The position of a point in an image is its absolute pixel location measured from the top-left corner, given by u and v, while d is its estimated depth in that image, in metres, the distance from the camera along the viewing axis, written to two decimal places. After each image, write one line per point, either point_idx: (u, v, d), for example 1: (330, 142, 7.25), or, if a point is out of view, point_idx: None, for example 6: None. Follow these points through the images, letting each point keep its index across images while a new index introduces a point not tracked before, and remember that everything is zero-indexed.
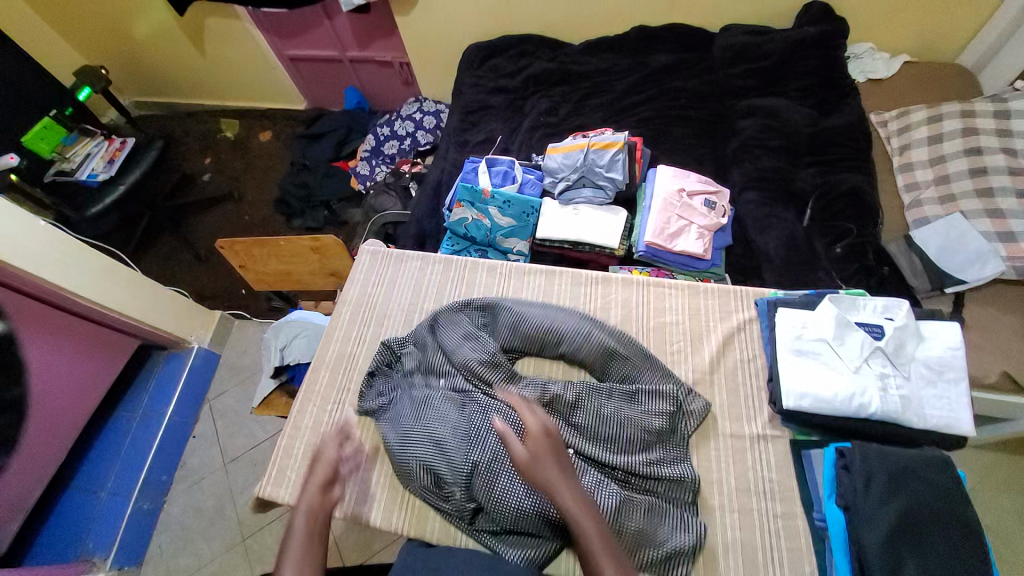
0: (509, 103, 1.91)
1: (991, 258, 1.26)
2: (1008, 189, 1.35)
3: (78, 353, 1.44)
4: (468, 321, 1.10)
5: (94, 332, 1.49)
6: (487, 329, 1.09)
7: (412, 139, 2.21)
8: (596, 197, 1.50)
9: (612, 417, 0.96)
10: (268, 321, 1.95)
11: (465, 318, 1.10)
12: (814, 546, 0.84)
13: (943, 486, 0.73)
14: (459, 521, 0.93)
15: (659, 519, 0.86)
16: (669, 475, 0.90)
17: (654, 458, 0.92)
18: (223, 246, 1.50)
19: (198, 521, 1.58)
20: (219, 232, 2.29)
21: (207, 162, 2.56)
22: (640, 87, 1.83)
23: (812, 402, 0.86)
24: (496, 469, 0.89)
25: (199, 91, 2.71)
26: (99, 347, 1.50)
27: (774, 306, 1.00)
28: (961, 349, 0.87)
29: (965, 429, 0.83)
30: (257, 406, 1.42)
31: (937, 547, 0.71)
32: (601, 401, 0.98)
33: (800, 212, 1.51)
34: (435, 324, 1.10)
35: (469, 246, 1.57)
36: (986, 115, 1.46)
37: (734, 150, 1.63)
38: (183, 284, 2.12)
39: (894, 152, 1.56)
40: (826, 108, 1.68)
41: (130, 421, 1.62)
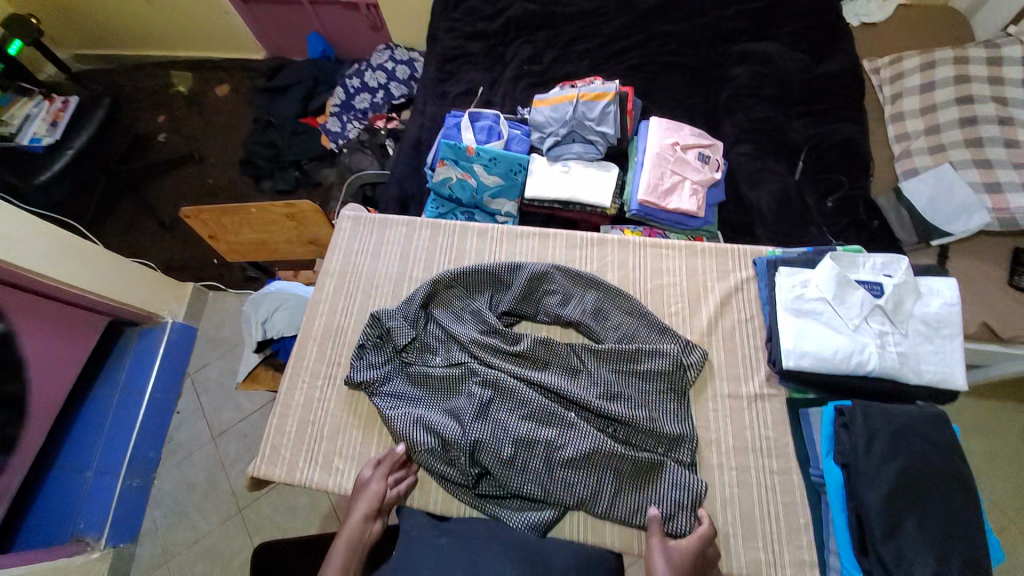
0: (489, 50, 1.77)
1: (976, 210, 1.26)
2: (997, 140, 1.34)
3: (44, 333, 1.34)
4: (463, 291, 1.08)
5: (59, 311, 1.38)
6: (482, 296, 1.07)
7: (385, 92, 2.05)
8: (586, 153, 1.42)
9: (611, 380, 0.96)
10: (245, 292, 1.86)
11: (459, 288, 1.08)
12: (808, 498, 0.88)
13: (939, 444, 0.77)
14: (461, 492, 0.92)
15: (656, 475, 0.89)
16: (667, 432, 0.91)
17: (652, 415, 0.93)
18: (188, 216, 1.38)
19: (192, 494, 1.56)
20: (182, 197, 2.13)
21: (159, 119, 2.34)
22: (628, 31, 1.71)
23: (812, 360, 0.88)
24: (498, 437, 0.91)
25: (142, 39, 2.43)
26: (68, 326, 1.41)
27: (775, 266, 1.01)
28: (958, 305, 0.89)
29: (958, 383, 0.87)
30: (242, 380, 1.37)
31: (933, 503, 0.74)
32: (602, 359, 0.98)
33: (793, 165, 1.47)
34: (427, 297, 1.07)
35: (454, 209, 1.48)
36: (980, 61, 1.42)
37: (726, 100, 1.56)
38: (149, 255, 1.99)
39: (886, 101, 1.51)
40: (820, 53, 1.61)
41: (109, 399, 1.54)
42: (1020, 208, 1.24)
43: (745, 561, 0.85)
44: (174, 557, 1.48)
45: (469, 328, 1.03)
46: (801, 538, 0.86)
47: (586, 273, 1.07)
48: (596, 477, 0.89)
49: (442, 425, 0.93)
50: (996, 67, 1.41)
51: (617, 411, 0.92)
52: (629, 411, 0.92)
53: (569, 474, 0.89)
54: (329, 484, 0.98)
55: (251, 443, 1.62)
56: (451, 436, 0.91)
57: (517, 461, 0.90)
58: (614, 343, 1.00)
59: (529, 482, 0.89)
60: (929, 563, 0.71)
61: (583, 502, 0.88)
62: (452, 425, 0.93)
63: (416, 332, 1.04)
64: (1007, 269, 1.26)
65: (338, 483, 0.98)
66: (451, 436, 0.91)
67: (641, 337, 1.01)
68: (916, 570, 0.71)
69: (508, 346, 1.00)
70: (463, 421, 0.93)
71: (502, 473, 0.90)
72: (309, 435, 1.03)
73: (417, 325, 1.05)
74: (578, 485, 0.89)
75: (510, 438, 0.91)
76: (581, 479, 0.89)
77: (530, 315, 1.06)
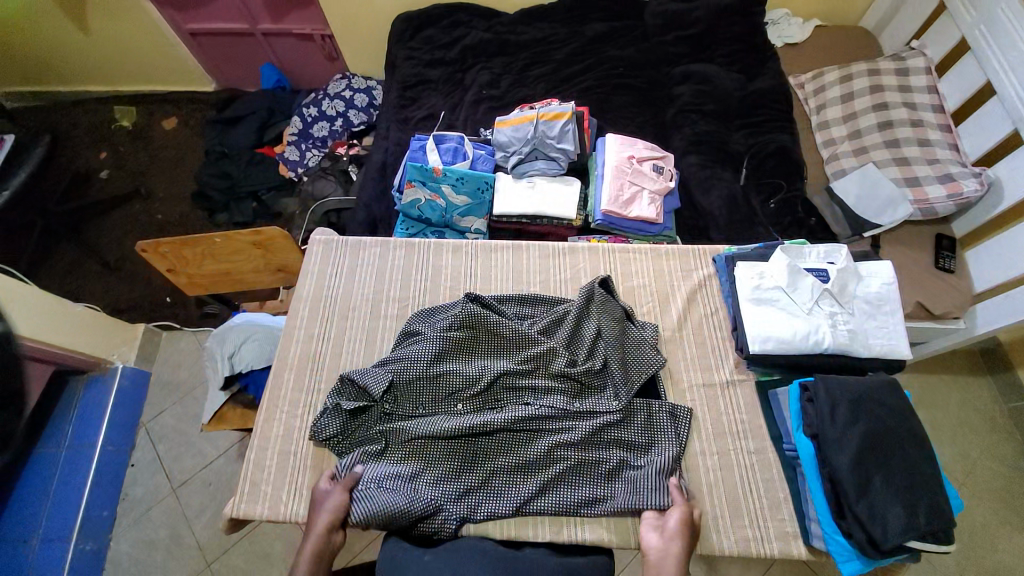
0: (448, 76, 1.83)
1: (901, 202, 1.42)
2: (911, 140, 1.53)
3: None
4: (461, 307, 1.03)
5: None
6: (487, 304, 1.06)
7: (344, 119, 2.06)
8: (549, 169, 1.48)
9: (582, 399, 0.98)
10: (204, 329, 1.77)
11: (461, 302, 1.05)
12: (785, 473, 0.95)
13: (894, 404, 0.86)
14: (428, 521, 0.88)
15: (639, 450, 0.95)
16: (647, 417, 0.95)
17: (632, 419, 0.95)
18: (145, 250, 1.34)
19: (150, 554, 1.43)
20: (130, 235, 2.03)
21: (103, 156, 2.23)
22: (579, 56, 1.83)
23: (775, 344, 0.98)
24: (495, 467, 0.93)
25: (85, 75, 2.35)
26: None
27: (733, 261, 1.11)
28: (894, 283, 1.02)
29: (901, 353, 0.98)
30: (207, 422, 1.26)
31: (898, 460, 0.82)
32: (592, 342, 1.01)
33: (737, 171, 1.60)
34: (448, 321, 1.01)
35: (424, 229, 1.50)
36: (889, 72, 1.63)
37: (673, 116, 1.68)
38: (93, 297, 1.86)
39: (812, 111, 1.70)
40: (752, 72, 1.77)
41: (56, 456, 1.41)
42: (937, 198, 1.41)
43: (735, 540, 0.90)
44: None
45: (432, 328, 1.03)
46: (783, 512, 0.92)
47: (549, 297, 1.10)
48: (569, 484, 0.92)
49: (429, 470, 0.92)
50: (903, 77, 1.62)
51: (601, 414, 0.95)
52: (615, 400, 0.97)
53: (574, 487, 0.92)
54: (249, 511, 0.96)
55: (217, 490, 1.52)
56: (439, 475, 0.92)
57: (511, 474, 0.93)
58: (542, 322, 1.04)
59: (511, 502, 0.90)
60: (900, 516, 0.78)
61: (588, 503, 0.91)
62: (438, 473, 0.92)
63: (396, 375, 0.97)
64: (933, 254, 1.43)
65: (258, 511, 0.95)
66: (442, 479, 0.92)
67: (586, 330, 1.02)
68: (890, 522, 0.78)
69: (466, 387, 0.98)
70: (459, 449, 0.94)
71: (489, 505, 0.90)
72: (290, 466, 1.00)
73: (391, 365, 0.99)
74: (558, 499, 0.91)
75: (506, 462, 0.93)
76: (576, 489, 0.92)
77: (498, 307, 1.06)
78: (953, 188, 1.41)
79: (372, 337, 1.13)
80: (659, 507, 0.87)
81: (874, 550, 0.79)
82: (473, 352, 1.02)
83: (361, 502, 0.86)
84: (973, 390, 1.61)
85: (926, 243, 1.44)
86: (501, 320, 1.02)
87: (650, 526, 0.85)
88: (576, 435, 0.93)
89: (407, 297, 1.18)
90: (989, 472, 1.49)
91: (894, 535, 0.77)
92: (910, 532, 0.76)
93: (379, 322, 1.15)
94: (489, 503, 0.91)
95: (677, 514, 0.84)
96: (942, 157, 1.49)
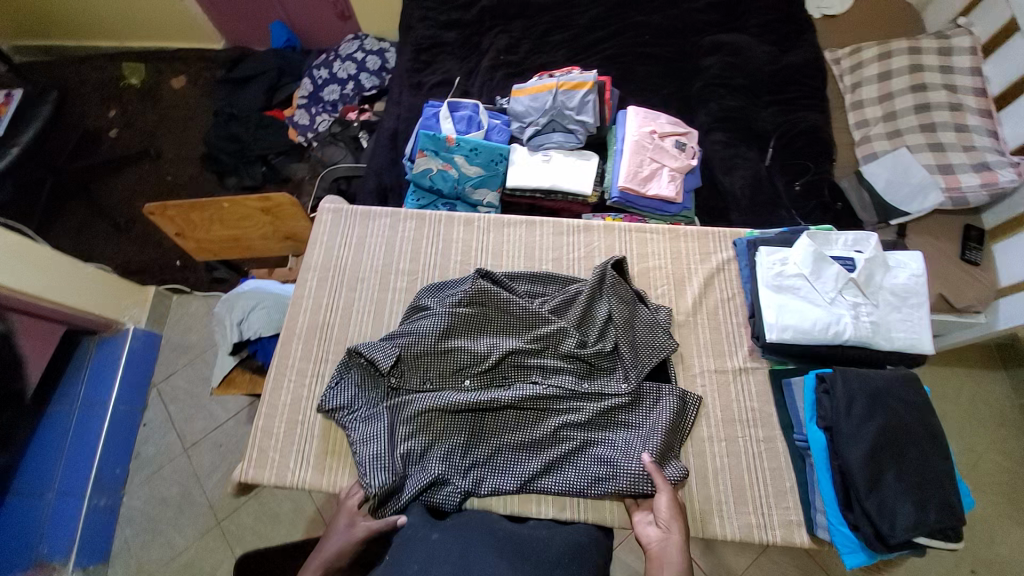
0: (464, 40, 1.75)
1: (931, 190, 1.35)
2: (948, 124, 1.45)
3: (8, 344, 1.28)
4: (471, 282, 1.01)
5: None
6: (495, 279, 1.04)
7: (355, 83, 1.99)
8: (566, 142, 1.42)
9: (594, 382, 0.97)
10: (214, 293, 1.78)
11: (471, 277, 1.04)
12: (793, 463, 0.94)
13: (915, 400, 0.83)
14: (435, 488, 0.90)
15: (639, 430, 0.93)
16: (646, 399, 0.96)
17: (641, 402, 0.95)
18: (153, 212, 1.33)
19: (163, 509, 1.48)
20: (140, 196, 2.01)
21: (112, 115, 2.20)
22: (603, 22, 1.73)
23: (793, 333, 0.95)
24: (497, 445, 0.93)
25: (92, 30, 2.28)
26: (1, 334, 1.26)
27: (755, 246, 1.07)
28: (923, 275, 0.98)
29: (924, 347, 0.95)
30: (217, 385, 1.27)
31: (913, 458, 0.80)
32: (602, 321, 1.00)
33: (763, 152, 1.53)
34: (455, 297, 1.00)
35: (435, 201, 1.45)
36: (931, 51, 1.53)
37: (699, 89, 1.60)
38: (104, 258, 1.87)
39: (846, 89, 1.61)
40: (786, 45, 1.67)
41: (69, 416, 1.44)
42: (970, 187, 1.35)
43: (738, 526, 0.90)
44: None
45: (440, 303, 1.02)
46: (788, 500, 0.92)
47: (564, 275, 1.08)
48: (573, 464, 0.92)
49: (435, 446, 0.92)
50: (946, 56, 1.53)
51: (610, 397, 0.95)
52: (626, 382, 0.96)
53: (577, 468, 0.91)
54: (259, 475, 0.97)
55: (227, 451, 1.56)
56: (445, 454, 0.92)
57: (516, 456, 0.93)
58: (553, 301, 1.02)
59: (514, 480, 0.91)
60: (910, 512, 0.77)
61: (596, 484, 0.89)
62: (442, 449, 0.92)
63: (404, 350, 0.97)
64: (960, 246, 1.37)
65: (267, 475, 0.97)
66: (450, 454, 0.92)
67: (598, 312, 1.01)
68: (899, 518, 0.77)
69: (473, 364, 0.97)
70: (465, 428, 0.93)
71: (491, 482, 0.91)
72: (298, 434, 1.01)
73: (398, 340, 0.98)
74: (559, 480, 0.91)
75: (511, 441, 0.93)
76: (581, 470, 0.91)
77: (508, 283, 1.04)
78: (987, 177, 1.35)
79: (380, 309, 1.12)
80: (648, 494, 0.86)
81: (879, 544, 0.79)
82: (480, 329, 1.00)
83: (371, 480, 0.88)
84: (988, 386, 1.57)
85: (954, 234, 1.38)
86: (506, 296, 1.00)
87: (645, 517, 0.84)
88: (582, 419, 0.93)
89: (417, 270, 1.16)
90: (996, 467, 1.48)
91: (902, 531, 0.76)
92: (919, 529, 0.76)
93: (388, 294, 1.14)
94: (494, 482, 0.91)
95: (665, 500, 0.82)
96: (979, 144, 1.41)
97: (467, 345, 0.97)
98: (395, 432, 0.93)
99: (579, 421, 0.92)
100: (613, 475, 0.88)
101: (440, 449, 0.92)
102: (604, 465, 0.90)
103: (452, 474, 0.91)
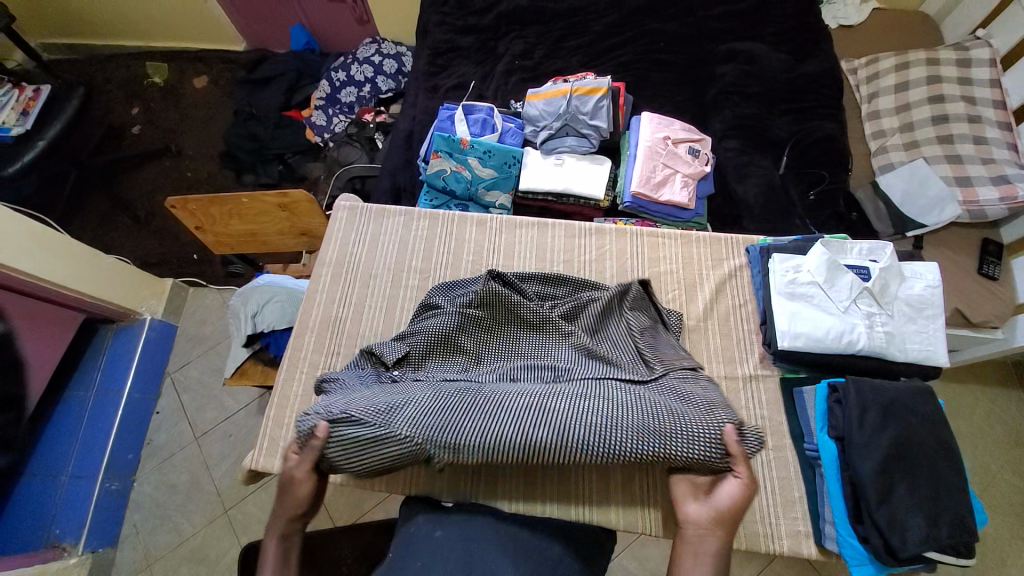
0: (480, 45, 1.77)
1: (949, 202, 1.34)
2: (967, 136, 1.43)
3: (30, 329, 1.31)
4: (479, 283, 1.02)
5: (12, 305, 1.28)
6: (507, 281, 1.04)
7: (372, 85, 2.03)
8: (580, 146, 1.43)
9: (595, 367, 0.92)
10: (228, 287, 1.81)
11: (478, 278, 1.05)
12: (802, 473, 0.93)
13: (928, 412, 0.82)
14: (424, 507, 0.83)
15: (678, 399, 0.81)
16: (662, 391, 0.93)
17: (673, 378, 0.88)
18: (173, 206, 1.36)
19: (172, 497, 1.50)
20: (160, 190, 2.06)
21: (135, 111, 2.25)
22: (618, 29, 1.75)
23: (805, 341, 0.95)
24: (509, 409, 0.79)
25: (119, 30, 2.35)
26: (8, 322, 1.27)
27: (768, 253, 1.07)
28: (939, 286, 0.97)
29: (939, 359, 0.94)
30: (230, 376, 1.31)
31: (927, 471, 0.79)
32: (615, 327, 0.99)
33: (776, 160, 1.52)
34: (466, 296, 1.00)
35: (448, 202, 1.47)
36: (950, 62, 1.52)
37: (713, 97, 1.60)
38: (123, 250, 1.91)
39: (863, 99, 1.59)
40: (802, 54, 1.67)
41: (84, 402, 1.47)
42: (989, 201, 1.33)
43: (744, 534, 0.89)
44: (156, 562, 1.43)
45: (451, 302, 1.01)
46: (796, 510, 0.91)
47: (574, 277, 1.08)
48: (609, 427, 0.75)
49: (431, 405, 0.79)
50: (966, 68, 1.51)
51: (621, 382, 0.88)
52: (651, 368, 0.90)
53: (613, 433, 0.75)
54: (269, 466, 0.98)
55: (236, 443, 1.57)
56: (439, 413, 0.77)
57: (531, 417, 0.77)
58: (563, 307, 1.01)
59: (526, 442, 0.75)
60: (921, 526, 0.76)
61: (636, 449, 0.73)
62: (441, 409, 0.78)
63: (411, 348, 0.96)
64: (977, 259, 1.35)
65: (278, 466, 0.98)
66: (449, 412, 0.78)
67: (610, 332, 0.98)
68: (909, 532, 0.76)
69: (475, 362, 0.96)
70: (465, 398, 0.82)
71: (495, 441, 0.75)
72: None
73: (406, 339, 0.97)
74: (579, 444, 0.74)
75: (522, 402, 0.80)
76: (619, 434, 0.74)
77: (518, 286, 1.04)
78: (1006, 191, 1.33)
79: (392, 306, 1.13)
80: (711, 473, 0.75)
81: (889, 558, 0.77)
82: (489, 329, 0.99)
83: (341, 443, 0.74)
84: (1003, 403, 1.54)
85: (971, 247, 1.36)
86: (518, 300, 1.00)
87: (688, 493, 0.75)
88: (607, 394, 0.83)
89: (429, 268, 1.18)
90: (1010, 486, 1.44)
91: (912, 545, 0.75)
92: (930, 543, 0.75)
93: (400, 291, 1.15)
94: (504, 445, 0.74)
95: (737, 487, 0.73)
96: (998, 157, 1.40)
97: (472, 342, 0.97)
98: (387, 395, 0.84)
99: (610, 395, 0.83)
100: (655, 436, 0.74)
101: (436, 408, 0.78)
102: (637, 419, 0.76)
103: (442, 431, 0.74)
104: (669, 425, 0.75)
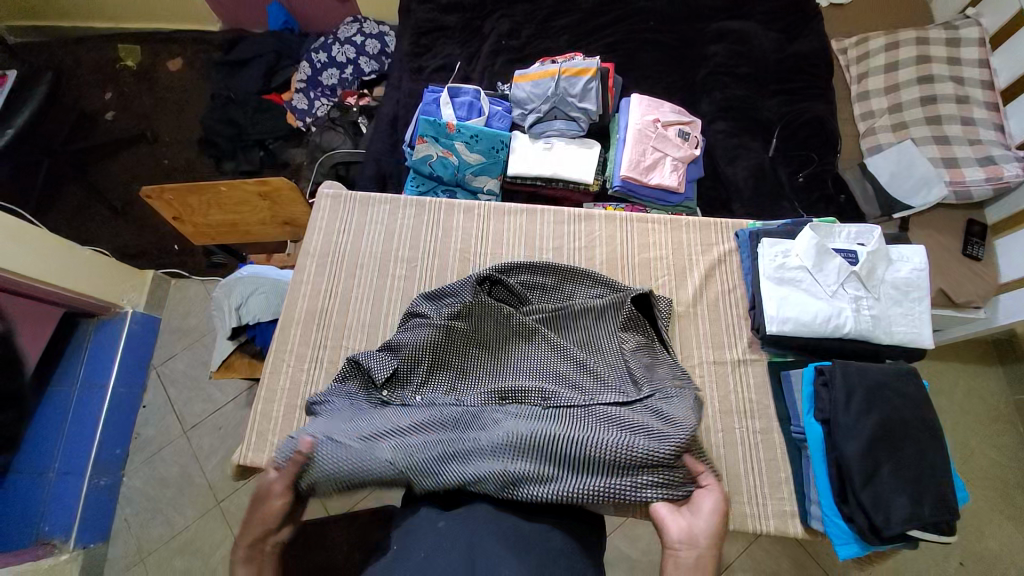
0: (465, 24, 1.72)
1: (935, 183, 1.35)
2: (954, 117, 1.43)
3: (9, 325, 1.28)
4: (472, 278, 1.01)
5: (8, 303, 1.28)
6: (494, 278, 1.02)
7: (354, 66, 1.96)
8: (568, 130, 1.41)
9: (586, 382, 0.92)
10: (212, 278, 1.77)
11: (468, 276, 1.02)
12: (789, 454, 0.95)
13: (913, 393, 0.84)
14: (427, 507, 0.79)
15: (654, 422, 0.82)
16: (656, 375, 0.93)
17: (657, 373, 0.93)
18: (150, 195, 1.31)
19: (162, 491, 1.49)
20: (137, 179, 1.99)
21: (108, 96, 2.16)
22: (606, 7, 1.70)
23: (793, 326, 0.95)
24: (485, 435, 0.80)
25: (85, 9, 2.23)
26: (8, 321, 1.28)
27: (757, 237, 1.06)
28: (925, 269, 0.98)
29: (923, 341, 0.95)
30: (216, 369, 1.29)
31: (909, 450, 0.80)
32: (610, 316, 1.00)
33: (766, 142, 1.51)
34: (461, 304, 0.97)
35: (435, 188, 1.44)
36: (939, 41, 1.51)
37: (703, 78, 1.58)
38: (101, 240, 1.85)
39: (853, 80, 1.58)
40: (792, 33, 1.65)
41: (69, 396, 1.45)
42: (975, 181, 1.34)
43: (733, 515, 0.91)
44: (149, 555, 1.42)
45: (438, 310, 0.99)
46: (783, 491, 0.92)
47: (564, 265, 1.07)
48: (580, 463, 0.75)
49: (411, 431, 0.82)
50: (954, 47, 1.50)
51: (609, 401, 0.88)
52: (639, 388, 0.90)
53: (581, 475, 0.75)
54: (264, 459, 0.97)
55: (226, 435, 1.56)
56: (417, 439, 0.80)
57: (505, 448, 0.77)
58: (544, 312, 1.00)
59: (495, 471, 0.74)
60: (905, 504, 0.77)
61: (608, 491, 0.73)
62: (417, 434, 0.81)
63: (402, 367, 0.93)
64: (962, 240, 1.36)
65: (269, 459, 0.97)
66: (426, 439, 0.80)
67: (603, 344, 0.97)
68: (894, 511, 0.77)
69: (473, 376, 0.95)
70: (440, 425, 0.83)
71: (464, 468, 0.75)
72: (297, 420, 1.01)
73: (397, 353, 0.95)
74: (556, 481, 0.74)
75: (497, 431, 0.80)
76: (584, 477, 0.74)
77: (502, 278, 1.02)
78: (992, 171, 1.34)
79: (379, 298, 1.11)
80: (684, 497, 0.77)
81: (874, 536, 0.79)
82: (482, 335, 0.97)
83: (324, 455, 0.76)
84: (983, 381, 1.58)
85: (956, 228, 1.38)
86: (496, 304, 0.98)
87: (667, 505, 0.76)
88: (588, 420, 0.83)
89: (416, 258, 1.15)
90: (988, 462, 1.49)
91: (896, 524, 0.76)
92: (914, 521, 0.76)
93: (387, 281, 1.13)
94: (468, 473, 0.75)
95: (712, 500, 0.76)
96: (985, 138, 1.40)
97: (462, 362, 0.96)
98: (381, 422, 0.85)
99: (593, 421, 0.82)
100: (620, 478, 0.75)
101: (415, 435, 0.81)
102: (615, 447, 0.76)
103: (424, 457, 0.76)
104: (643, 455, 0.76)
